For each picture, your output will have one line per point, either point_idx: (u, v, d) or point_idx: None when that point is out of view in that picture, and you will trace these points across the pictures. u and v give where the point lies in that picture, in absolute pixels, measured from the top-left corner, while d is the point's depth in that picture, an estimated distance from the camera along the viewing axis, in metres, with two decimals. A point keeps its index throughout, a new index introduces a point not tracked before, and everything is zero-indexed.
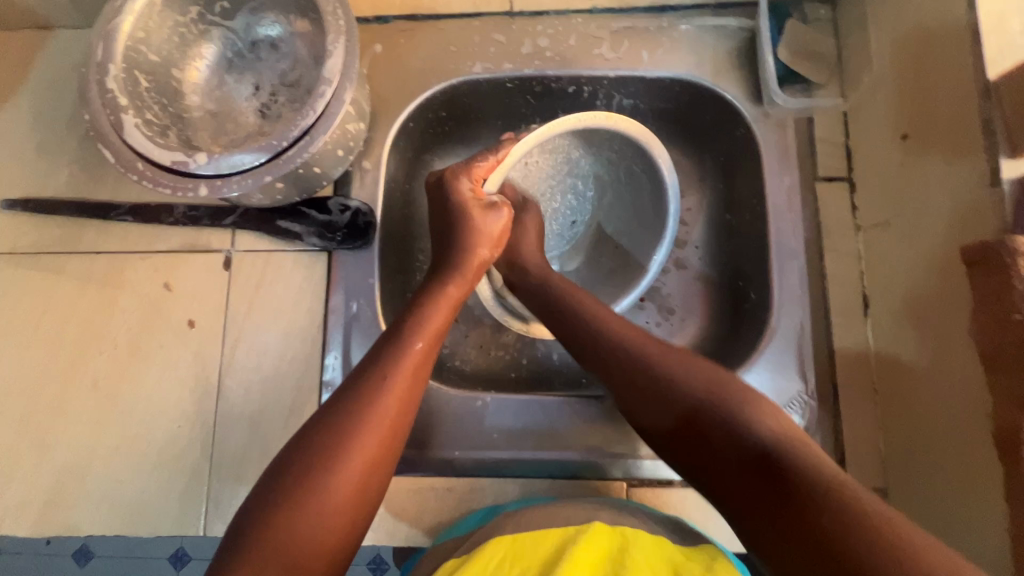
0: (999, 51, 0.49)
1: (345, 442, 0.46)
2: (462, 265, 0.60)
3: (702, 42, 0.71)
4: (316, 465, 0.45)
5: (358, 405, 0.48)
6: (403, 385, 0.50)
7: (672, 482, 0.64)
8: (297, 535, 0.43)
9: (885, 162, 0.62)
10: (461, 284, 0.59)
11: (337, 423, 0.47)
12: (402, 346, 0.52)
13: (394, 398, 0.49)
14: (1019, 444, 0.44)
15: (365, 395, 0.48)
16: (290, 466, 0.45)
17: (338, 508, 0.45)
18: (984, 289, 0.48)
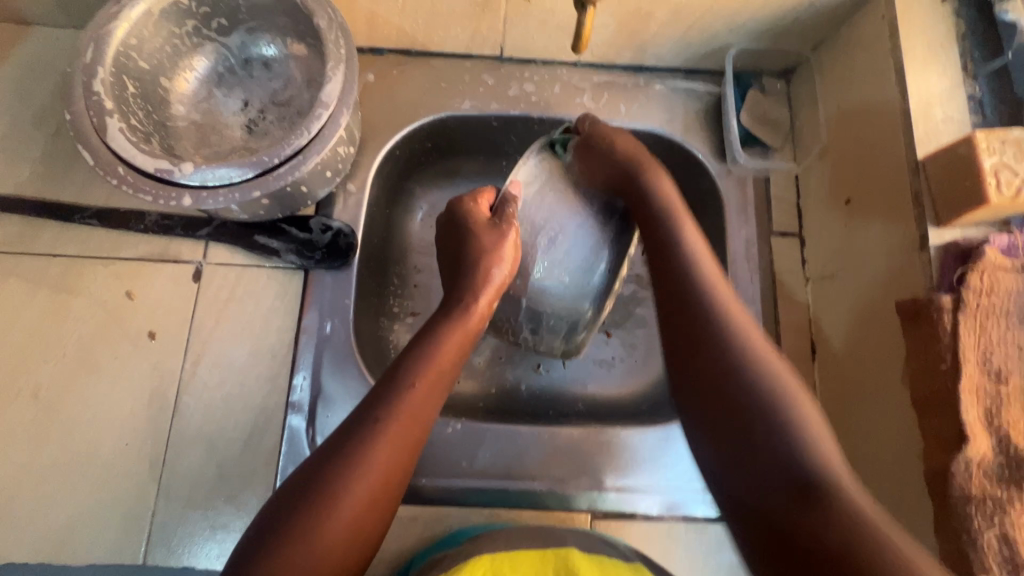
0: (926, 135, 0.57)
1: (340, 482, 0.45)
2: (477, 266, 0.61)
3: (674, 102, 0.78)
4: (308, 509, 0.44)
5: (354, 445, 0.47)
6: (402, 427, 0.49)
7: (634, 515, 0.66)
8: (325, 541, 0.43)
9: (831, 221, 0.69)
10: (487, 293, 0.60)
11: (335, 468, 0.46)
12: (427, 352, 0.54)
13: (418, 401, 0.51)
14: (946, 482, 0.49)
15: (362, 436, 0.47)
16: (286, 508, 0.44)
17: (328, 559, 0.43)
18: (916, 341, 0.53)
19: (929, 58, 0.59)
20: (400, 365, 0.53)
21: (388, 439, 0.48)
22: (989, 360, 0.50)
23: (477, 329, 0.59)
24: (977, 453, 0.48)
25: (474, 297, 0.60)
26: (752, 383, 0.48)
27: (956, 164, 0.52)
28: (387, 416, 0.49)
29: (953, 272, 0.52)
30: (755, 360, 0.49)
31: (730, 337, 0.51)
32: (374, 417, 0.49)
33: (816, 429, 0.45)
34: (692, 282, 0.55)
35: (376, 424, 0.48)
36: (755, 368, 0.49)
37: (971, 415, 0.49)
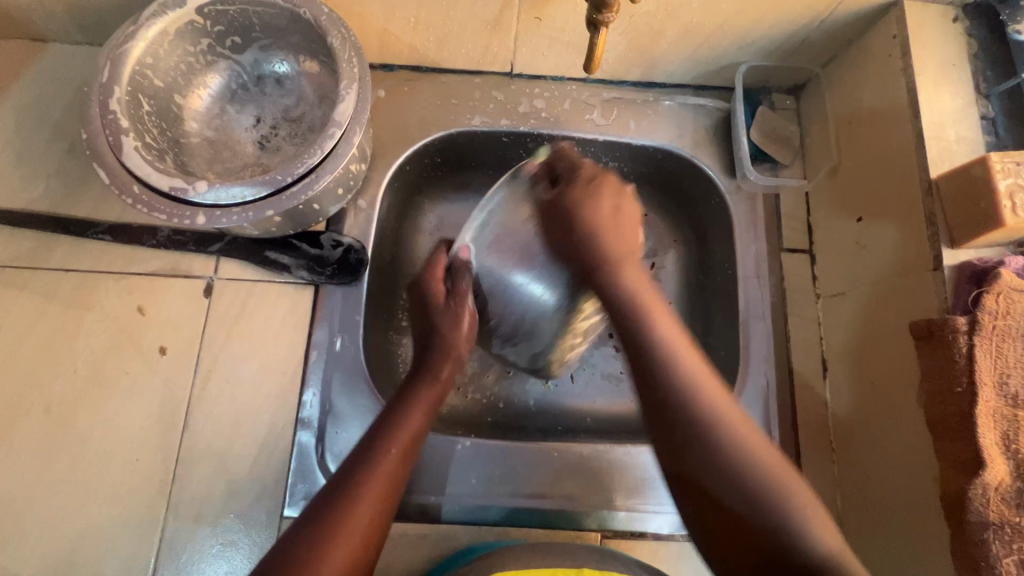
0: (939, 155, 0.57)
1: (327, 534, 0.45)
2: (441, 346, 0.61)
3: (683, 118, 0.78)
4: (294, 569, 0.42)
5: (342, 497, 0.47)
6: (383, 481, 0.49)
7: (644, 534, 0.65)
8: None
9: (843, 238, 0.69)
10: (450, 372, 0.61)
11: (317, 529, 0.45)
12: (404, 409, 0.56)
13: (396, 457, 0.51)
14: (963, 506, 0.48)
15: (343, 499, 0.47)
16: (269, 571, 0.43)
17: None
18: (930, 362, 0.53)
19: (941, 77, 0.59)
20: (379, 425, 0.54)
21: (367, 501, 0.48)
22: (1006, 384, 0.49)
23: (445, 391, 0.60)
24: (994, 478, 0.47)
25: (443, 359, 0.61)
26: (711, 437, 0.46)
27: (970, 185, 0.52)
28: (365, 479, 0.49)
29: (969, 294, 0.52)
30: (669, 370, 0.49)
31: (687, 387, 0.48)
32: (354, 479, 0.49)
33: (757, 450, 0.46)
34: (623, 312, 0.52)
35: (355, 487, 0.48)
36: (712, 440, 0.46)
37: (988, 439, 0.48)
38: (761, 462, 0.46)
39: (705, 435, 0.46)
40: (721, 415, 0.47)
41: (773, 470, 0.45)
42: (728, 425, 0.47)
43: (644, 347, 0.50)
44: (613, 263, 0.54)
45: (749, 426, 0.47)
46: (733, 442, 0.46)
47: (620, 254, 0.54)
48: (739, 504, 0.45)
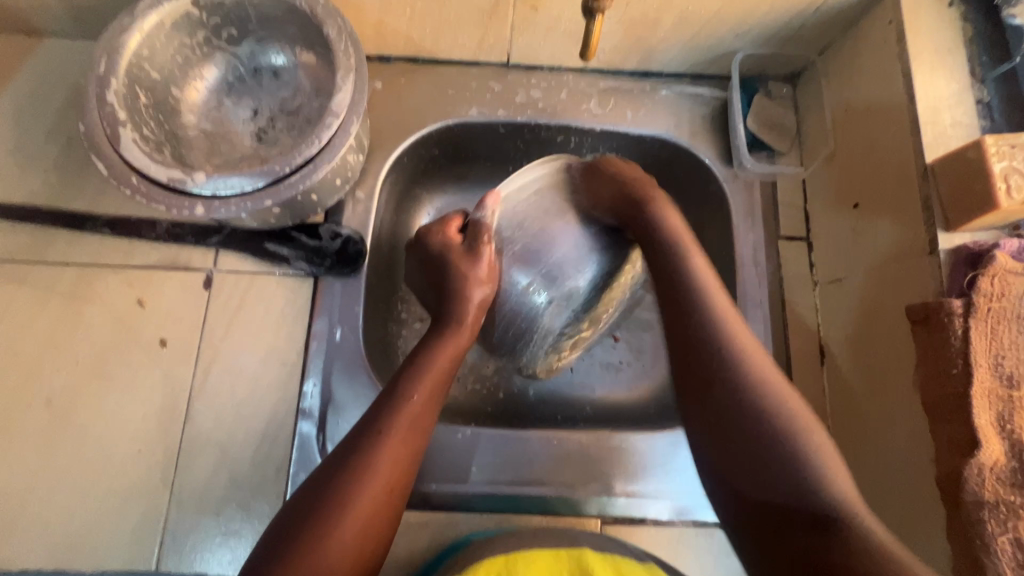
0: (935, 139, 0.57)
1: (344, 495, 0.47)
2: (459, 314, 0.60)
3: (681, 107, 0.78)
4: (316, 521, 0.46)
5: (356, 456, 0.49)
6: (398, 442, 0.51)
7: (644, 519, 0.66)
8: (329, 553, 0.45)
9: (840, 225, 0.69)
10: (464, 329, 0.60)
11: (347, 478, 0.48)
12: (418, 366, 0.56)
13: (408, 418, 0.52)
14: (959, 486, 0.49)
15: (366, 446, 0.50)
16: (300, 515, 0.46)
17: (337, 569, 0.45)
18: (926, 345, 0.53)
19: (936, 62, 0.59)
20: (396, 383, 0.55)
21: (391, 446, 0.50)
22: (1001, 365, 0.49)
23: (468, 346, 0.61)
24: (990, 457, 0.48)
25: (462, 312, 0.60)
26: (749, 399, 0.47)
27: (966, 169, 0.52)
28: (388, 429, 0.51)
29: (964, 276, 0.52)
30: (733, 347, 0.50)
31: (723, 344, 0.50)
32: (377, 430, 0.51)
33: (766, 380, 0.48)
34: (688, 297, 0.53)
35: (378, 436, 0.50)
36: (756, 395, 0.47)
37: (983, 420, 0.49)
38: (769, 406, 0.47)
39: (758, 410, 0.47)
40: (752, 374, 0.48)
41: (799, 421, 0.46)
42: (778, 384, 0.48)
43: (708, 335, 0.51)
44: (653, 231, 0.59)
45: (797, 399, 0.48)
46: (755, 390, 0.47)
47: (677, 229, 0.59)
48: (805, 472, 0.44)
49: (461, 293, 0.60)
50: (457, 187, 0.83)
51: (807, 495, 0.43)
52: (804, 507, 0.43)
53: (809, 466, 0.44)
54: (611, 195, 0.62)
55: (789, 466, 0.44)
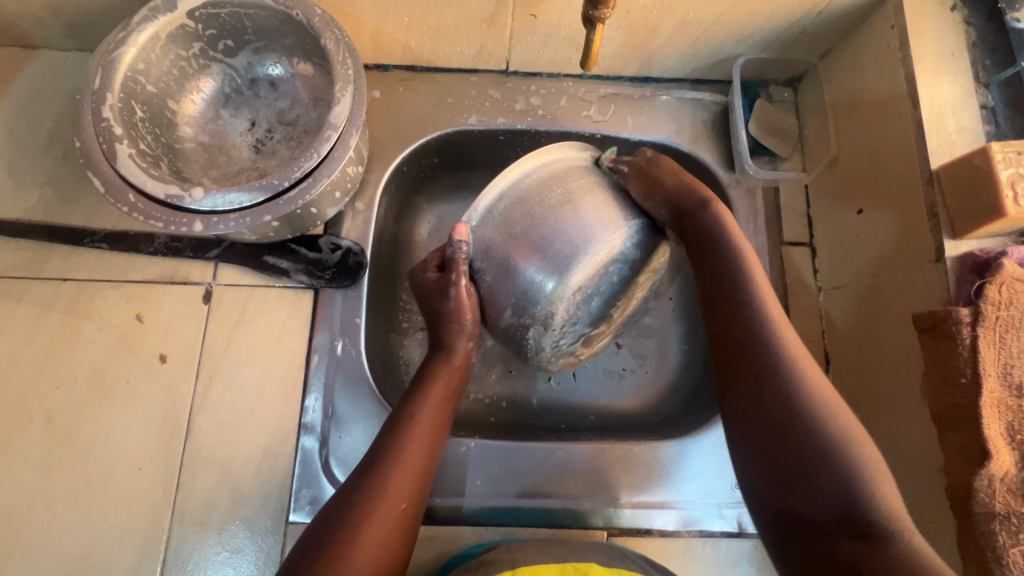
0: (939, 146, 0.56)
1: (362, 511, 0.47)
2: (447, 340, 0.60)
3: (681, 113, 0.78)
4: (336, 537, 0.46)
5: (371, 477, 0.50)
6: (408, 464, 0.51)
7: (651, 530, 0.65)
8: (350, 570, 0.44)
9: (844, 230, 0.69)
10: (459, 355, 0.60)
11: (356, 507, 0.48)
12: (420, 395, 0.56)
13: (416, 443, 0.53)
14: (970, 497, 0.48)
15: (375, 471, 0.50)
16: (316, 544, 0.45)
17: None
18: (934, 354, 0.53)
19: (940, 67, 0.59)
20: (400, 410, 0.55)
21: (397, 469, 0.50)
22: (1010, 374, 0.49)
23: (462, 369, 0.61)
24: (1000, 468, 0.47)
25: (455, 340, 0.59)
26: (784, 403, 0.47)
27: (972, 176, 0.52)
28: (392, 460, 0.51)
29: (971, 285, 0.52)
30: (773, 342, 0.49)
31: (766, 327, 0.50)
32: (383, 457, 0.51)
33: (819, 390, 0.47)
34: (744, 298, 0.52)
35: (382, 463, 0.51)
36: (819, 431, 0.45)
37: (993, 430, 0.48)
38: (818, 409, 0.46)
39: (799, 402, 0.46)
40: (803, 388, 0.47)
41: (836, 419, 0.45)
42: (822, 404, 0.46)
43: (748, 342, 0.50)
44: (706, 238, 0.56)
45: (831, 392, 0.48)
46: (824, 423, 0.45)
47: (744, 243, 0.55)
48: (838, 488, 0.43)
49: (453, 319, 0.58)
50: (457, 195, 0.82)
51: (850, 496, 0.43)
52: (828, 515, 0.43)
53: (839, 475, 0.44)
54: (654, 189, 0.57)
55: (829, 465, 0.44)
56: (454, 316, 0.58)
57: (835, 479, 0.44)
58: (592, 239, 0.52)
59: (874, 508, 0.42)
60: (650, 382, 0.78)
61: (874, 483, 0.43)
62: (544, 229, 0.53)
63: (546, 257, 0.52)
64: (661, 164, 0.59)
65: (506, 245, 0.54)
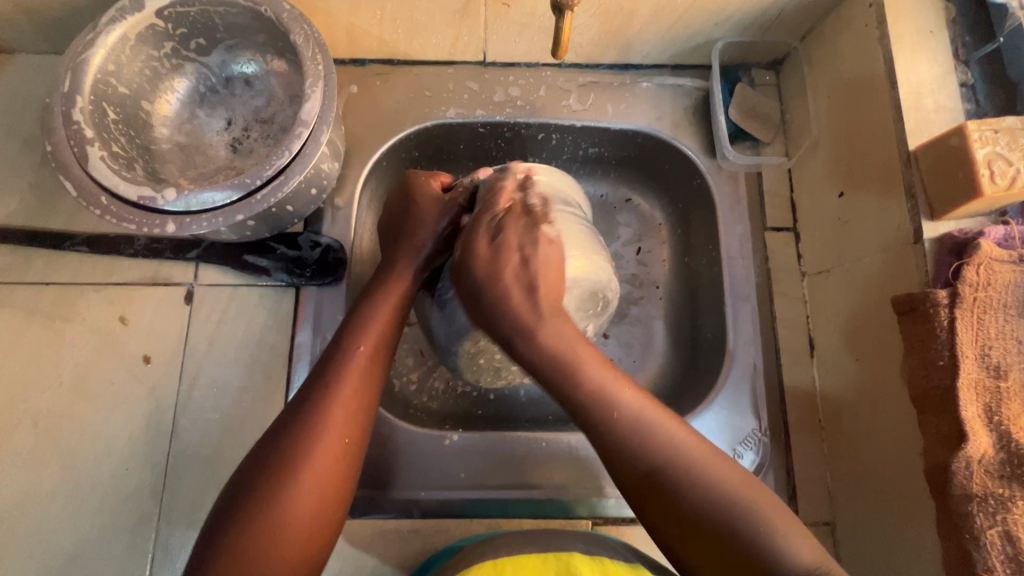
0: (918, 125, 0.56)
1: (300, 436, 0.48)
2: (395, 265, 0.61)
3: (662, 99, 0.77)
4: (275, 459, 0.47)
5: (314, 397, 0.50)
6: (351, 385, 0.51)
7: (634, 519, 0.66)
8: (285, 497, 0.45)
9: (826, 215, 0.68)
10: (403, 287, 0.60)
11: (295, 425, 0.49)
12: (366, 314, 0.56)
13: (360, 364, 0.53)
14: (947, 480, 0.48)
15: (316, 406, 0.49)
16: (248, 484, 0.46)
17: (293, 514, 0.45)
18: (913, 337, 0.52)
19: (919, 45, 0.58)
20: (344, 332, 0.55)
21: (342, 405, 0.50)
22: (988, 355, 0.49)
23: (412, 292, 0.60)
24: (977, 450, 0.47)
25: (404, 259, 0.61)
26: (608, 411, 0.47)
27: (948, 155, 0.51)
28: (335, 378, 0.51)
29: (949, 266, 0.51)
30: (609, 393, 0.48)
31: (612, 407, 0.48)
32: (325, 382, 0.51)
33: (697, 462, 0.46)
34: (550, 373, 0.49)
35: (325, 390, 0.51)
36: (683, 478, 0.45)
37: (971, 411, 0.48)
38: (629, 408, 0.48)
39: (674, 471, 0.45)
40: (666, 449, 0.46)
41: (689, 459, 0.46)
42: (687, 439, 0.47)
43: (579, 398, 0.48)
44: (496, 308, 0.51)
45: (675, 423, 0.48)
46: (666, 448, 0.46)
47: (547, 307, 0.51)
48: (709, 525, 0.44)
49: (414, 245, 0.61)
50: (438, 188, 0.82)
51: (722, 512, 0.44)
52: (765, 509, 0.44)
53: (699, 483, 0.45)
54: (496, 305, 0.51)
55: (672, 474, 0.45)
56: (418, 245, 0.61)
57: (642, 463, 0.46)
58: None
59: (714, 485, 0.45)
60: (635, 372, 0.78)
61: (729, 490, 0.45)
62: None
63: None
64: (503, 243, 0.53)
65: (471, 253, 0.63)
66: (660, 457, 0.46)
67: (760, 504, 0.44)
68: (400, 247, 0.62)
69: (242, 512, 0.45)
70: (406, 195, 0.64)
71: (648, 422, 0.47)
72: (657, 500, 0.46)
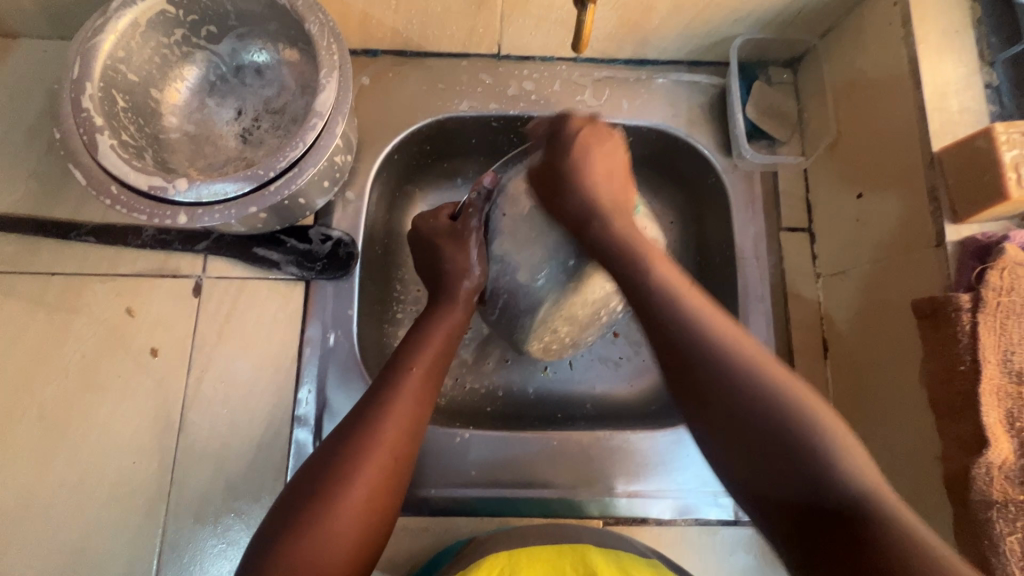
0: (942, 127, 0.55)
1: (356, 452, 0.47)
2: (453, 289, 0.62)
3: (678, 96, 0.76)
4: (331, 476, 0.46)
5: (371, 413, 0.50)
6: (404, 403, 0.51)
7: (647, 518, 0.65)
8: (341, 510, 0.45)
9: (843, 215, 0.68)
10: (459, 307, 0.61)
11: (356, 437, 0.48)
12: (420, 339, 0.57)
13: (411, 383, 0.53)
14: (967, 485, 0.48)
15: (366, 423, 0.49)
16: (300, 497, 0.45)
17: (351, 528, 0.45)
18: (935, 342, 0.52)
19: (944, 45, 0.57)
20: (399, 354, 0.56)
21: (392, 421, 0.50)
22: (1010, 361, 0.48)
23: (462, 321, 0.62)
24: (998, 456, 0.46)
25: (458, 285, 0.62)
26: (693, 326, 0.46)
27: (974, 158, 0.50)
28: (389, 397, 0.51)
29: (972, 271, 0.51)
30: (685, 309, 0.47)
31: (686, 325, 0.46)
32: (379, 399, 0.51)
33: (746, 355, 0.44)
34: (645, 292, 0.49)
35: (379, 407, 0.50)
36: (772, 398, 0.42)
37: (992, 417, 0.47)
38: (709, 324, 0.46)
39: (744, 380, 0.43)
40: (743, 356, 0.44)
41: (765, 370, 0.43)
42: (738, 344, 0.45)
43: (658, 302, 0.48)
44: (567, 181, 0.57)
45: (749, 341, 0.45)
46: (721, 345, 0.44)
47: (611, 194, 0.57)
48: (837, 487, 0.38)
49: (459, 272, 0.62)
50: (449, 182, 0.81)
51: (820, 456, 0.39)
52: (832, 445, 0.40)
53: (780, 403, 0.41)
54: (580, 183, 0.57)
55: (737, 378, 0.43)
56: (464, 270, 0.62)
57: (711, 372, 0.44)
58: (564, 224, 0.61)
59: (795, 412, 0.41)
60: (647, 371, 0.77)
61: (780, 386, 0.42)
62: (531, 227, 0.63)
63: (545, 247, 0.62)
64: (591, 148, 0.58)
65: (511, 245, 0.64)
66: (755, 368, 0.43)
67: (812, 410, 0.41)
68: (443, 281, 0.63)
69: (293, 524, 0.44)
70: (427, 245, 0.65)
71: (723, 333, 0.45)
72: (716, 409, 0.43)
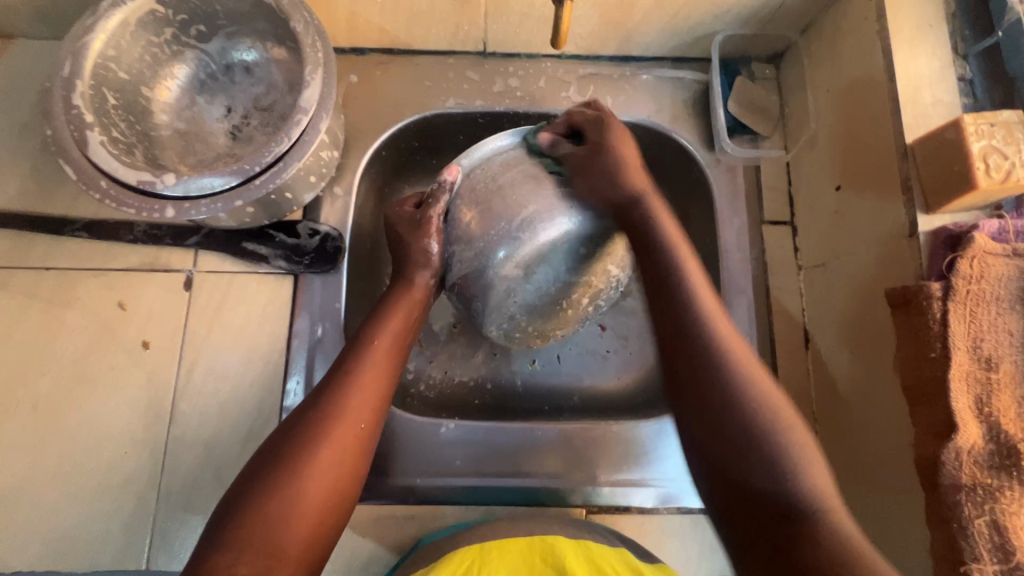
0: (915, 119, 0.56)
1: (322, 421, 0.48)
2: (410, 271, 0.60)
3: (662, 92, 0.77)
4: (297, 442, 0.47)
5: (335, 383, 0.51)
6: (368, 374, 0.52)
7: (629, 507, 0.66)
8: (306, 474, 0.45)
9: (823, 207, 0.68)
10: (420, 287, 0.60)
11: (321, 407, 0.49)
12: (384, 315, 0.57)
13: (376, 355, 0.53)
14: (936, 470, 0.48)
15: (333, 391, 0.50)
16: (266, 463, 0.46)
17: (316, 492, 0.45)
18: (907, 330, 0.53)
19: (917, 39, 0.58)
20: (363, 329, 0.56)
21: (358, 391, 0.51)
22: (980, 347, 0.49)
23: (424, 302, 0.60)
24: (967, 441, 0.47)
25: (416, 270, 0.60)
26: (705, 335, 0.47)
27: (945, 149, 0.51)
28: (354, 368, 0.52)
29: (943, 259, 0.51)
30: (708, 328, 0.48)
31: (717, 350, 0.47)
32: (344, 371, 0.52)
33: (754, 380, 0.45)
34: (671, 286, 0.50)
35: (345, 377, 0.51)
36: (742, 404, 0.44)
37: (961, 403, 0.48)
38: (718, 335, 0.47)
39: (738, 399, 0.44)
40: (738, 374, 0.45)
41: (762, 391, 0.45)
42: (712, 310, 0.49)
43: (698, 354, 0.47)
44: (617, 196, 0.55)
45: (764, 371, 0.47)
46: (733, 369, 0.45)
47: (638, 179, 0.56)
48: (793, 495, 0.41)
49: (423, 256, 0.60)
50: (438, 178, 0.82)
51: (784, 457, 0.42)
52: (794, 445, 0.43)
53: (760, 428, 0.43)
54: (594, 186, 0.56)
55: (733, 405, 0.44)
56: (422, 256, 0.60)
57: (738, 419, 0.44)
58: (547, 210, 0.55)
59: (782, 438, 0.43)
60: (633, 363, 0.78)
61: (750, 383, 0.45)
62: (504, 207, 0.56)
63: (500, 234, 0.56)
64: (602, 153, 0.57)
65: (472, 227, 0.58)
66: (751, 391, 0.45)
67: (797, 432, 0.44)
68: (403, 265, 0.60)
69: (260, 488, 0.44)
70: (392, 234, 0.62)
71: (730, 345, 0.47)
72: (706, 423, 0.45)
